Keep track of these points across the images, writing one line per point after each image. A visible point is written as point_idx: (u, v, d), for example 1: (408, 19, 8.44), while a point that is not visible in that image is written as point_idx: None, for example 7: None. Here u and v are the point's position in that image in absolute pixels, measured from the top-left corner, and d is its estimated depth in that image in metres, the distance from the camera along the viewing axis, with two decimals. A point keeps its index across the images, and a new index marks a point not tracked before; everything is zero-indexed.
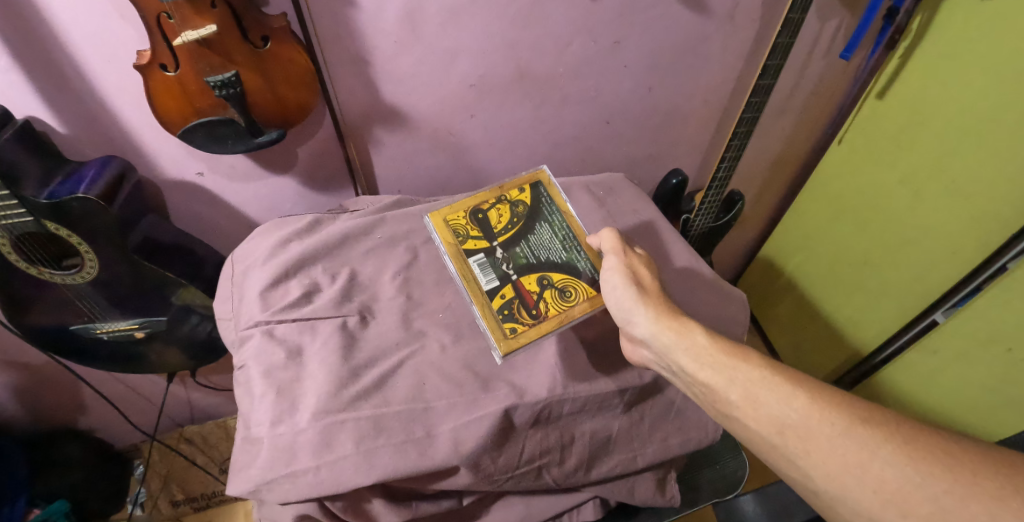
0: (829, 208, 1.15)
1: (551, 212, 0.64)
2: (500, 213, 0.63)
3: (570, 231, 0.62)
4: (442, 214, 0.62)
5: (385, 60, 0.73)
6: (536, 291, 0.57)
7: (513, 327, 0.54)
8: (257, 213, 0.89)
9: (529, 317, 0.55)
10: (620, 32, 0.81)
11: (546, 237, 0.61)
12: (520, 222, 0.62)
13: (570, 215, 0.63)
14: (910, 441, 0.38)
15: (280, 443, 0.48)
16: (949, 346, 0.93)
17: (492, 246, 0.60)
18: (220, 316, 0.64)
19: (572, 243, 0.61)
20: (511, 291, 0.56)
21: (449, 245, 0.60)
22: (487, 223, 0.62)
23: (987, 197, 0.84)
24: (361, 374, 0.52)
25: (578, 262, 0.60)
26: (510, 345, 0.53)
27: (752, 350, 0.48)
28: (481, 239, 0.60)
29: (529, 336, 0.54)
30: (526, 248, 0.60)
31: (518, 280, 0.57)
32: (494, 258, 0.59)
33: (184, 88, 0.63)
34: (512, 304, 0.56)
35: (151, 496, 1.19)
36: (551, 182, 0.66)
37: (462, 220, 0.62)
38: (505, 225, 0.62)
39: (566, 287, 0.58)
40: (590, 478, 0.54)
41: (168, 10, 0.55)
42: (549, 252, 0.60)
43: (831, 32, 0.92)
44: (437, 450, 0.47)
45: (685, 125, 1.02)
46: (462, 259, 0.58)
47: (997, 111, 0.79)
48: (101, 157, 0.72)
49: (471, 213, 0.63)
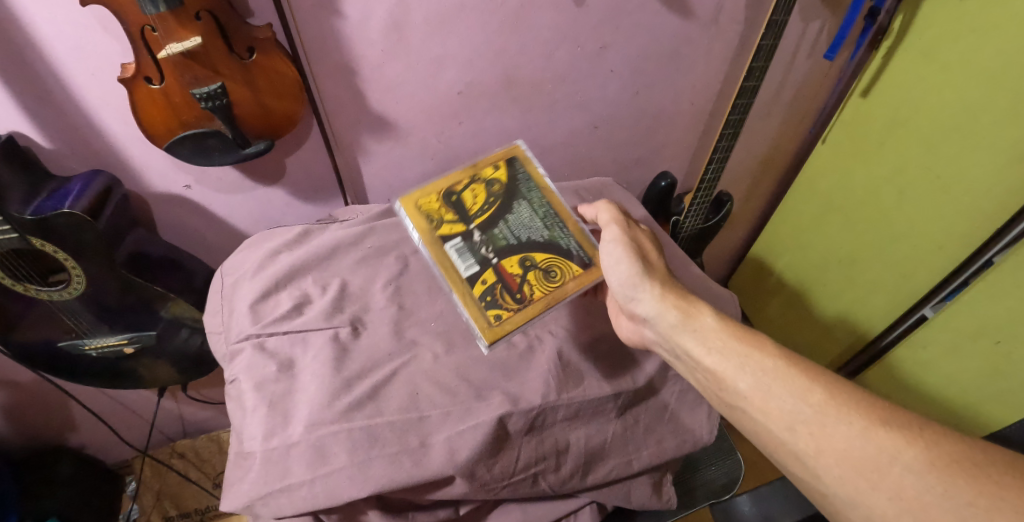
0: (818, 207, 1.16)
1: (529, 190, 0.64)
2: (475, 194, 0.62)
3: (550, 208, 0.63)
4: (414, 199, 0.61)
5: (372, 70, 0.73)
6: (519, 272, 0.57)
7: (499, 313, 0.54)
8: (245, 225, 0.88)
9: (514, 300, 0.55)
10: (605, 37, 0.82)
11: (525, 215, 0.62)
12: (496, 202, 0.62)
13: (548, 192, 0.64)
14: (934, 447, 0.38)
15: (273, 458, 0.47)
16: (939, 340, 0.94)
17: (469, 229, 0.59)
18: (210, 329, 0.62)
19: (553, 220, 0.62)
20: (493, 274, 0.56)
21: (422, 233, 0.59)
22: (463, 205, 0.61)
23: (972, 194, 0.86)
24: (353, 385, 0.51)
25: (562, 240, 0.60)
26: (496, 333, 0.53)
27: (762, 335, 0.49)
28: (458, 221, 0.60)
29: (515, 320, 0.54)
30: (504, 228, 0.60)
31: (499, 262, 0.57)
32: (471, 242, 0.58)
33: (169, 101, 0.63)
34: (495, 287, 0.56)
35: (144, 512, 1.19)
36: (526, 158, 0.66)
37: (436, 204, 0.61)
38: (481, 207, 0.61)
39: (550, 266, 0.58)
40: (586, 483, 0.53)
41: (151, 23, 0.55)
42: (530, 230, 0.61)
43: (814, 33, 0.94)
44: (432, 460, 0.47)
45: (673, 129, 1.03)
46: (440, 248, 0.57)
47: (978, 109, 0.81)
48: (86, 171, 0.71)
49: (444, 196, 0.62)
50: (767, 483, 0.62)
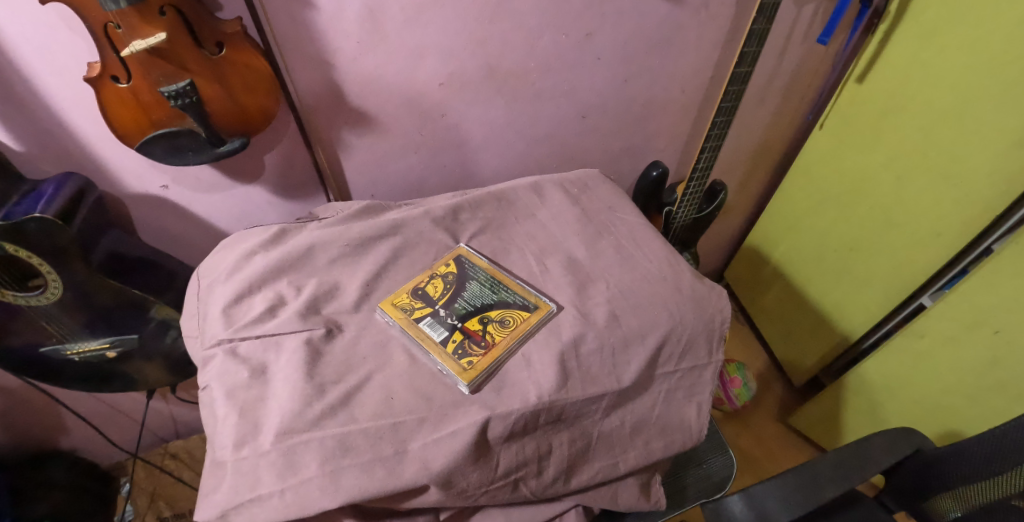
0: (815, 193, 1.14)
1: (473, 256, 0.65)
2: (433, 287, 0.61)
3: (494, 269, 0.63)
4: (392, 298, 0.59)
5: (348, 62, 0.71)
6: (481, 331, 0.56)
7: (469, 357, 0.53)
8: (225, 225, 0.86)
9: (482, 348, 0.54)
10: (590, 24, 0.80)
11: (476, 280, 0.62)
12: (452, 282, 0.62)
13: (484, 257, 0.65)
14: None
15: (243, 467, 0.45)
16: (936, 329, 0.92)
17: (435, 309, 0.59)
18: (185, 333, 0.60)
19: (500, 282, 0.62)
20: (460, 338, 0.55)
21: (405, 290, 0.60)
22: (423, 292, 0.60)
23: (971, 181, 0.84)
24: (326, 390, 0.50)
25: (512, 292, 0.60)
26: (472, 373, 0.52)
27: None
28: (425, 304, 0.59)
29: (487, 362, 0.53)
30: (459, 299, 0.60)
31: (463, 328, 0.57)
32: (430, 316, 0.58)
33: (138, 100, 0.60)
34: (464, 345, 0.55)
35: (139, 514, 1.14)
36: (469, 251, 0.66)
37: (408, 291, 0.60)
38: (438, 292, 0.61)
39: (505, 317, 0.57)
40: (570, 487, 0.51)
41: (114, 20, 0.53)
42: (482, 294, 0.61)
43: (808, 16, 0.92)
44: (407, 469, 0.45)
45: (664, 117, 1.01)
46: (413, 324, 0.56)
47: (978, 92, 0.79)
48: (59, 173, 0.69)
49: (412, 290, 0.60)
50: (761, 485, 0.63)
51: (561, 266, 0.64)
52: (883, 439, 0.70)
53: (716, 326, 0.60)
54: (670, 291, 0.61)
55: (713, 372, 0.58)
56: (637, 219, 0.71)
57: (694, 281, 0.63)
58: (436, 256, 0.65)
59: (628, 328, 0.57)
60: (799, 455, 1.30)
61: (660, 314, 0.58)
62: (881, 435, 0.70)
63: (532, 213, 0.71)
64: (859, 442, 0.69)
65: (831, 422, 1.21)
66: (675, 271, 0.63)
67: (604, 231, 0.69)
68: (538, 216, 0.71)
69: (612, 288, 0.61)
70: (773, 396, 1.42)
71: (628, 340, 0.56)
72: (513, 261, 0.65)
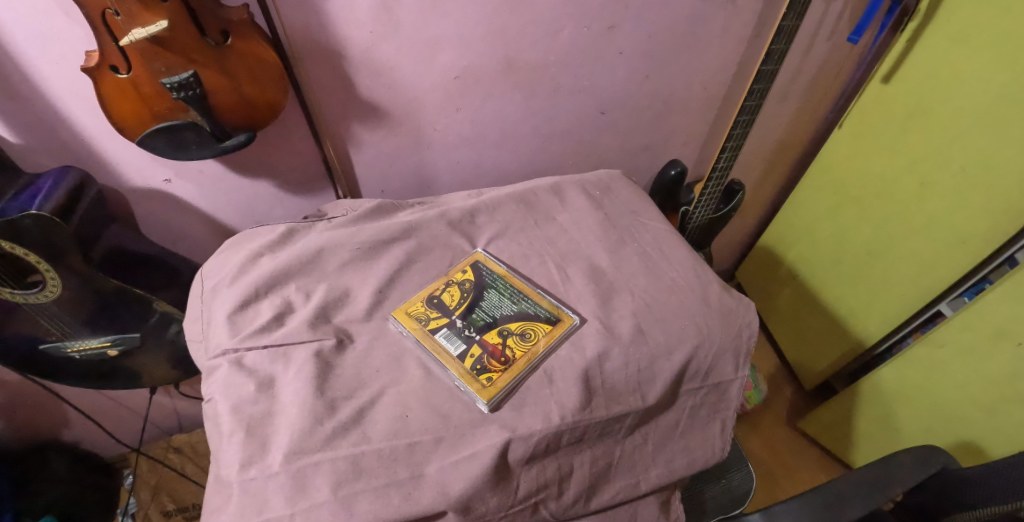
0: (835, 195, 1.10)
1: (490, 265, 0.62)
2: (450, 295, 0.58)
3: (512, 280, 0.60)
4: (406, 307, 0.57)
5: (360, 53, 0.68)
6: (500, 345, 0.54)
7: (488, 373, 0.51)
8: (231, 221, 0.83)
9: (501, 363, 0.52)
10: (614, 16, 0.76)
11: (494, 291, 0.59)
12: (469, 292, 0.59)
13: (501, 265, 0.62)
14: None
15: (249, 489, 0.43)
16: (959, 340, 0.88)
17: (452, 319, 0.56)
18: (188, 337, 0.58)
19: (518, 293, 0.59)
20: (477, 352, 0.53)
21: (418, 300, 0.58)
22: (441, 302, 0.57)
23: (999, 188, 0.80)
24: (338, 407, 0.48)
25: (531, 305, 0.57)
26: (491, 390, 0.49)
27: None
28: (440, 314, 0.56)
29: (507, 378, 0.50)
30: (477, 310, 0.57)
31: (480, 340, 0.54)
32: (448, 328, 0.55)
33: (138, 91, 0.57)
34: (482, 359, 0.52)
35: (142, 507, 1.12)
36: (488, 258, 0.62)
37: (423, 302, 0.57)
38: (456, 301, 0.58)
39: (526, 330, 0.55)
40: (591, 509, 0.49)
41: (112, 7, 0.50)
42: (500, 306, 0.58)
43: (838, 12, 0.88)
44: (422, 494, 0.43)
45: (684, 115, 0.97)
46: (429, 336, 0.54)
47: (1010, 96, 0.75)
48: (57, 166, 0.66)
49: (428, 300, 0.58)
50: (782, 504, 0.61)
51: (583, 275, 0.61)
52: (908, 456, 0.67)
53: (743, 341, 0.57)
54: (698, 304, 0.58)
55: (740, 389, 0.56)
56: (662, 225, 0.68)
57: (722, 293, 0.60)
58: (451, 262, 0.63)
59: (654, 343, 0.54)
60: (810, 460, 1.29)
61: (688, 329, 0.56)
62: (905, 454, 0.67)
63: (552, 216, 0.68)
64: (882, 459, 0.67)
65: (843, 429, 1.19)
66: (701, 282, 0.61)
67: (627, 237, 0.66)
68: (558, 219, 0.68)
69: (636, 300, 0.58)
70: (783, 399, 1.40)
71: (655, 356, 0.53)
72: (532, 268, 0.62)
